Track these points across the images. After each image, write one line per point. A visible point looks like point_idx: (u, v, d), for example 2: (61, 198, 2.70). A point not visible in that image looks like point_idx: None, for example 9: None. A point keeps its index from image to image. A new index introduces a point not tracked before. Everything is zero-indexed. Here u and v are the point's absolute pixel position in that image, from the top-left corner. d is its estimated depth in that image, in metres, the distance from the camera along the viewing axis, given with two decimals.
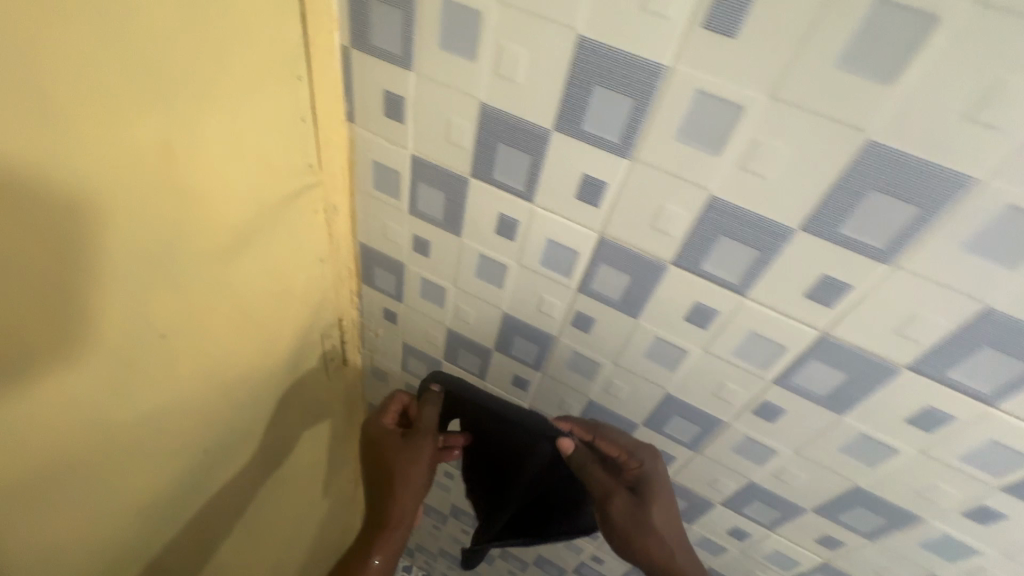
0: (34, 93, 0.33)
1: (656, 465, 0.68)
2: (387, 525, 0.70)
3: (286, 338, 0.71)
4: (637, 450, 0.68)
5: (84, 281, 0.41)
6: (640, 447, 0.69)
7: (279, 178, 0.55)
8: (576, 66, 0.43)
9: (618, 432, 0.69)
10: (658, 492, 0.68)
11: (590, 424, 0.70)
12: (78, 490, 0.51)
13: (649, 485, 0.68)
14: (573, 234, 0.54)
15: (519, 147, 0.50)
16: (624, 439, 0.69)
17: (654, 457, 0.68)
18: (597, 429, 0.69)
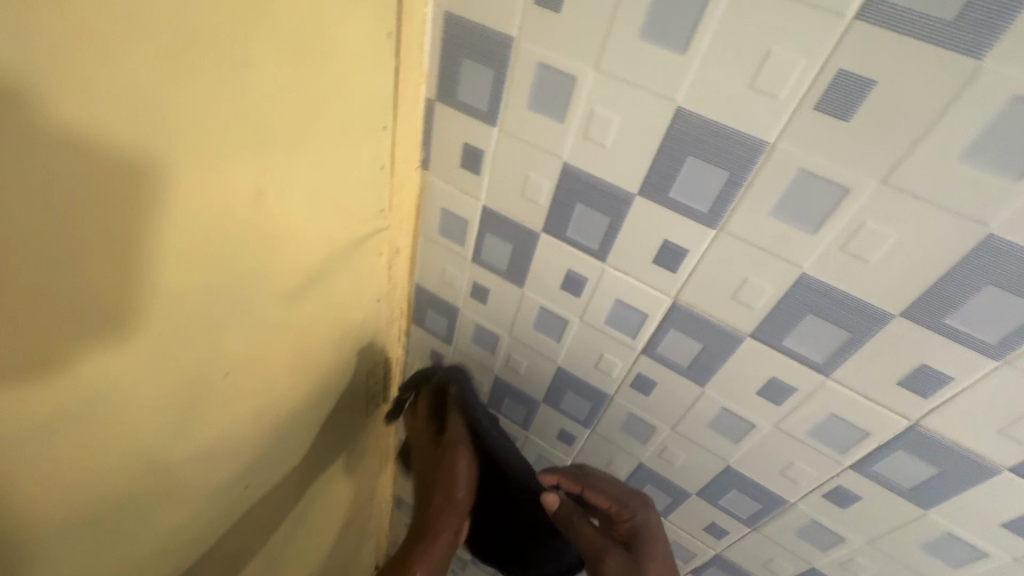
0: (150, 142, 0.34)
1: (652, 517, 0.64)
2: (426, 546, 0.61)
3: (334, 376, 0.70)
4: (627, 497, 0.65)
5: (164, 321, 0.42)
6: (630, 495, 0.65)
7: (352, 222, 0.55)
8: (670, 136, 0.43)
9: (607, 479, 0.68)
10: (657, 547, 0.61)
11: (575, 470, 0.69)
12: (124, 525, 0.50)
13: (644, 539, 0.62)
14: (644, 296, 0.53)
15: (598, 208, 0.50)
16: (615, 485, 0.67)
17: (646, 504, 0.65)
18: (585, 473, 0.68)
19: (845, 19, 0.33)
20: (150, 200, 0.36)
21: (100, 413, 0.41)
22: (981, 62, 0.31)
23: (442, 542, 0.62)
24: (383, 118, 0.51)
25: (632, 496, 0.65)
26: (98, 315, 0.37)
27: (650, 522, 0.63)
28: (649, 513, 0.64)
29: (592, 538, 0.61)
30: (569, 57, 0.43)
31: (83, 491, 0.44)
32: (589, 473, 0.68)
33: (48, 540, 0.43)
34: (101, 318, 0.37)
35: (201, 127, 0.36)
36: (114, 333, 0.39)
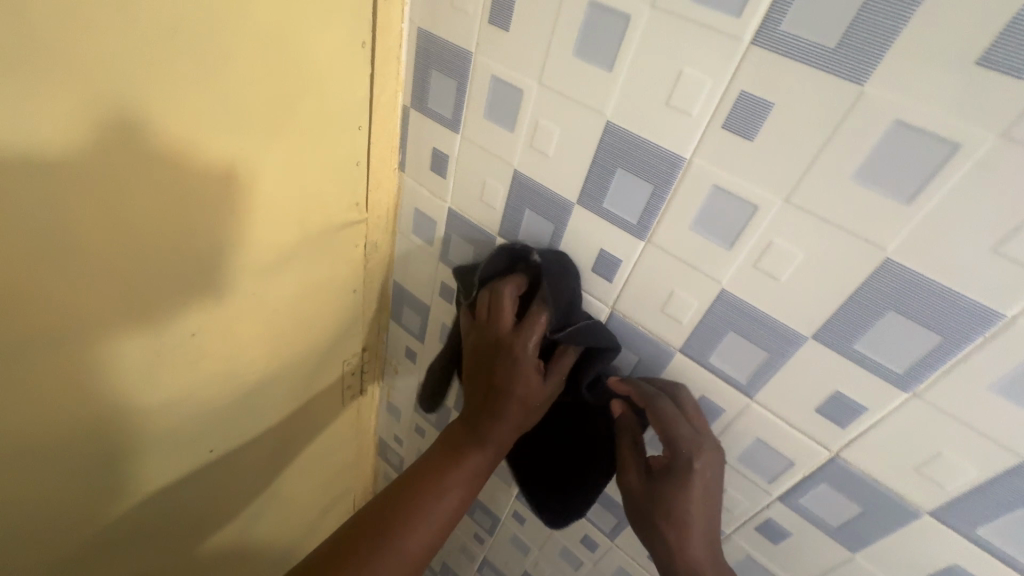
0: (132, 117, 0.39)
1: (711, 462, 0.46)
2: (445, 478, 0.51)
3: (308, 358, 0.74)
4: (679, 445, 0.46)
5: (131, 280, 0.47)
6: (704, 429, 0.49)
7: (327, 211, 0.60)
8: (603, 148, 0.45)
9: (694, 404, 0.50)
10: (696, 500, 0.46)
11: (647, 390, 0.50)
12: (84, 466, 0.55)
13: (670, 482, 0.47)
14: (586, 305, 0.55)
15: (544, 214, 0.53)
16: (690, 419, 0.48)
17: (701, 449, 0.46)
18: (664, 394, 0.50)
19: (743, 43, 0.35)
20: (120, 171, 0.41)
21: (66, 359, 0.46)
22: (863, 88, 0.33)
23: (476, 472, 0.52)
24: (359, 118, 0.56)
25: (704, 431, 0.48)
26: (66, 269, 0.42)
27: (693, 471, 0.46)
28: (716, 458, 0.47)
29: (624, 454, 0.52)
30: (517, 71, 0.47)
31: (46, 428, 0.49)
32: (678, 390, 0.50)
33: (9, 467, 0.48)
34: (68, 272, 0.42)
35: (174, 109, 0.41)
36: (81, 288, 0.44)
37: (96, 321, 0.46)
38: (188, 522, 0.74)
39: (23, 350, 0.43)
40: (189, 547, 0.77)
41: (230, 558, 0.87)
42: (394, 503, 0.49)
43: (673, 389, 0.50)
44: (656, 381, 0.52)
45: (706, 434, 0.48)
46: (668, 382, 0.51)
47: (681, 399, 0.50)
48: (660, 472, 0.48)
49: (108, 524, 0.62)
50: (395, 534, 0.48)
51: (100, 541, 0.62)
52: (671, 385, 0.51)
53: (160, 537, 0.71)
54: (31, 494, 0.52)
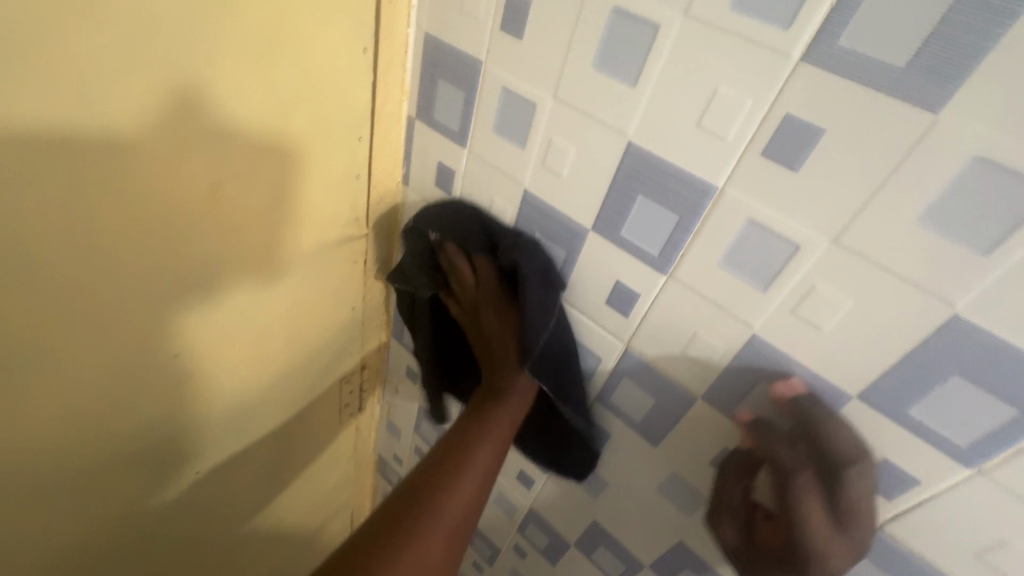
0: (103, 125, 0.35)
1: (839, 564, 0.38)
2: (472, 433, 0.49)
3: (304, 376, 0.71)
4: (799, 542, 0.38)
5: (95, 304, 0.42)
6: (856, 526, 0.37)
7: (324, 225, 0.56)
8: (623, 172, 0.41)
9: (863, 485, 0.37)
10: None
11: (788, 462, 0.39)
12: (52, 496, 0.51)
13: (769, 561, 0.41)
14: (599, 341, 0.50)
15: (555, 239, 0.48)
16: (835, 517, 0.37)
17: (829, 556, 0.37)
18: (814, 472, 0.38)
19: (792, 60, 0.30)
20: (78, 183, 0.36)
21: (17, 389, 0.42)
22: (938, 117, 0.27)
23: (505, 425, 0.51)
24: (359, 128, 0.52)
25: (850, 529, 0.37)
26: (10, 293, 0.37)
27: (803, 571, 0.38)
28: (846, 556, 0.38)
29: (727, 502, 0.44)
30: (530, 83, 0.43)
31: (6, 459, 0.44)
32: (848, 468, 0.36)
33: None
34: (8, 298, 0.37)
35: (149, 119, 0.37)
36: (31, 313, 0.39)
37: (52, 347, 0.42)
38: (171, 546, 0.70)
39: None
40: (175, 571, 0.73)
41: None
42: (419, 484, 0.46)
43: (841, 464, 0.37)
44: (824, 445, 0.37)
45: (847, 535, 0.37)
46: (840, 451, 0.37)
47: (841, 482, 0.37)
48: (764, 550, 0.41)
49: (83, 554, 0.58)
50: (425, 503, 0.45)
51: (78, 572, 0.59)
52: (839, 455, 0.37)
53: (144, 563, 0.67)
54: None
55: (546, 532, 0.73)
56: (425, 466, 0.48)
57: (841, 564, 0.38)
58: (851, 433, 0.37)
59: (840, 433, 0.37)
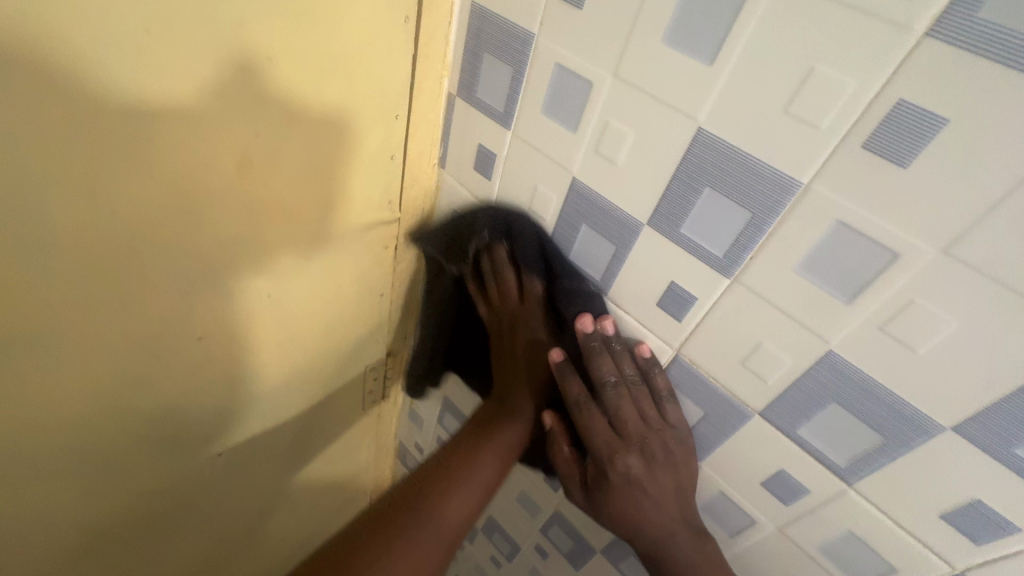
0: (121, 90, 0.33)
1: (633, 465, 0.46)
2: (455, 474, 0.51)
3: (329, 362, 0.69)
4: (598, 454, 0.47)
5: (105, 275, 0.40)
6: (635, 431, 0.46)
7: (355, 208, 0.54)
8: (688, 161, 0.36)
9: (622, 398, 0.46)
10: (630, 507, 0.46)
11: (580, 395, 0.47)
12: (65, 472, 0.49)
13: (600, 492, 0.48)
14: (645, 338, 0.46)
15: (604, 233, 0.44)
16: (612, 423, 0.46)
17: (620, 455, 0.46)
18: (587, 396, 0.47)
19: (915, 34, 0.26)
20: (97, 152, 0.34)
21: (21, 360, 0.39)
22: None
23: (507, 447, 0.53)
24: (396, 105, 0.49)
25: (631, 433, 0.46)
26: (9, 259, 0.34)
27: (614, 481, 0.46)
28: (648, 464, 0.46)
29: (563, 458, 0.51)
30: (587, 59, 0.38)
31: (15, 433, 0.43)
32: (605, 388, 0.46)
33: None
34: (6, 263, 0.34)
35: (170, 79, 0.34)
36: (33, 281, 0.36)
37: (60, 319, 0.39)
38: (188, 525, 0.69)
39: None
40: (198, 547, 0.73)
41: (240, 555, 0.84)
42: (424, 479, 0.51)
43: (601, 386, 0.46)
44: (593, 373, 0.46)
45: (630, 438, 0.46)
46: (602, 375, 0.46)
47: (605, 398, 0.46)
48: (590, 482, 0.49)
49: (96, 529, 0.57)
50: (424, 510, 0.48)
51: (101, 543, 0.59)
52: (602, 378, 0.46)
53: (167, 538, 0.67)
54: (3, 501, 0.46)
55: (570, 536, 0.70)
56: (432, 464, 0.52)
57: (635, 467, 0.46)
58: (625, 363, 0.46)
59: (654, 379, 0.46)
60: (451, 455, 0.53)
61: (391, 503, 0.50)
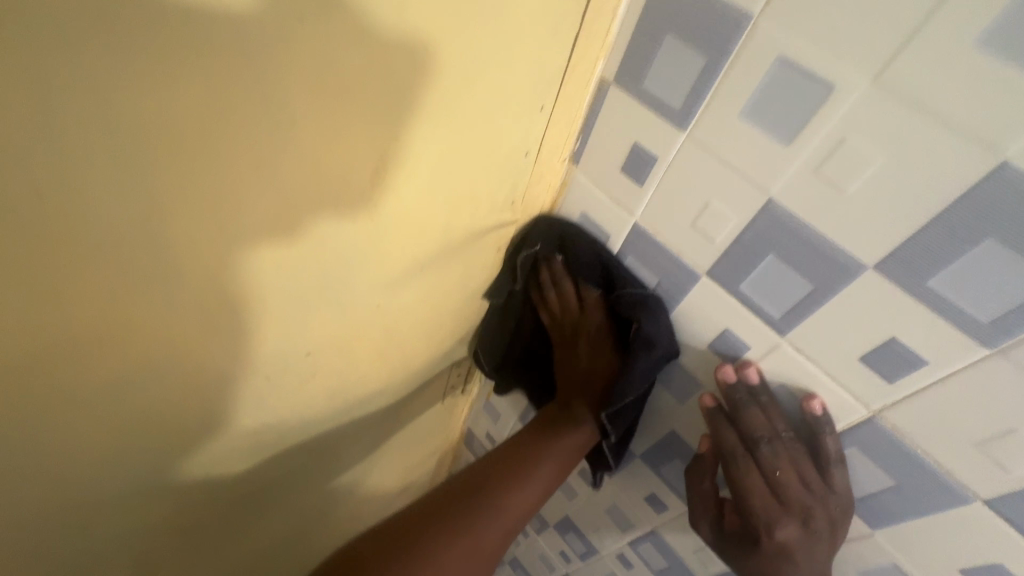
0: (260, 82, 0.27)
1: (792, 537, 0.42)
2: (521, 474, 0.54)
3: (422, 367, 0.63)
4: (749, 514, 0.44)
5: (216, 293, 0.35)
6: (793, 498, 0.42)
7: (477, 211, 0.46)
8: (968, 201, 0.28)
9: (779, 459, 0.42)
10: (779, 573, 0.43)
11: (728, 446, 0.44)
12: (166, 485, 0.46)
13: (744, 546, 0.45)
14: (819, 393, 0.40)
15: (800, 269, 0.36)
16: (769, 484, 0.43)
17: (778, 524, 0.42)
18: (742, 450, 0.44)
19: None
20: (228, 153, 0.28)
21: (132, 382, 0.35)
22: None
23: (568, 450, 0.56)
24: (542, 95, 0.41)
25: (790, 500, 0.42)
26: (114, 279, 0.29)
27: (766, 546, 0.43)
28: (812, 538, 0.41)
29: (701, 496, 0.49)
30: (831, 56, 0.30)
31: (118, 452, 0.39)
32: (758, 446, 0.42)
33: (78, 490, 0.40)
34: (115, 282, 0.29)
35: (315, 71, 0.28)
36: (138, 299, 0.31)
37: (165, 339, 0.35)
38: (273, 521, 0.67)
39: (53, 373, 0.31)
40: (280, 536, 0.72)
41: (314, 541, 0.83)
42: (483, 479, 0.53)
43: (753, 444, 0.43)
44: (741, 428, 0.43)
45: (789, 505, 0.42)
46: (753, 432, 0.42)
47: (761, 456, 0.43)
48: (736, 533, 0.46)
49: (190, 534, 0.55)
50: (476, 517, 0.50)
51: (195, 546, 0.57)
52: (754, 434, 0.42)
53: (252, 535, 0.65)
54: (104, 516, 0.44)
55: (666, 556, 0.66)
56: (475, 473, 0.54)
57: (792, 536, 0.42)
58: (780, 418, 0.42)
59: (822, 441, 0.40)
60: (508, 459, 0.55)
61: (447, 495, 0.52)
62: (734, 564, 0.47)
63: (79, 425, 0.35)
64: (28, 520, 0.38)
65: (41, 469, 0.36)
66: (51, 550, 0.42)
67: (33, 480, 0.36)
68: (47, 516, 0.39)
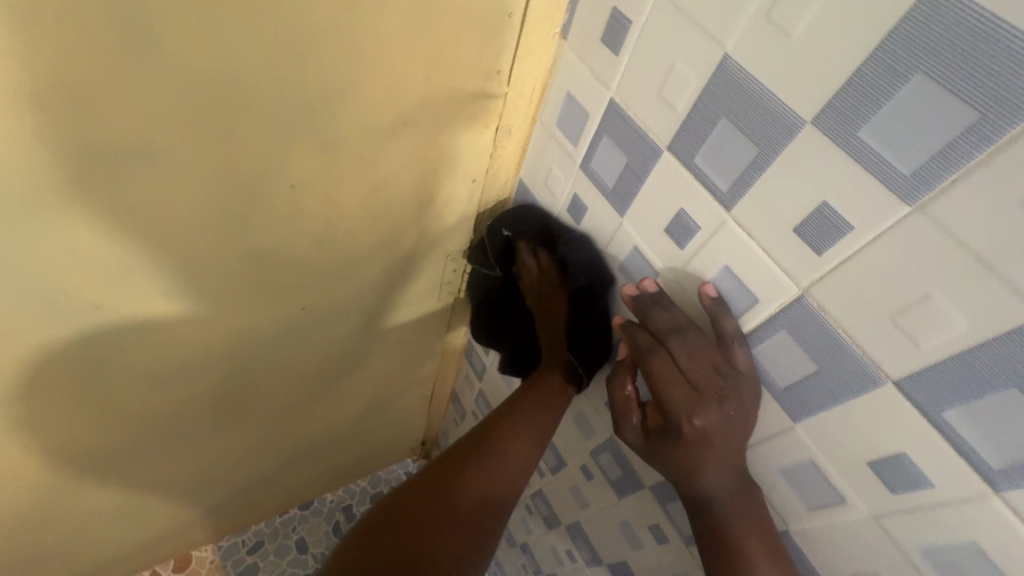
0: None
1: (708, 421, 0.43)
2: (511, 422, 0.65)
3: (412, 246, 0.67)
4: (668, 405, 0.45)
5: (197, 92, 0.39)
6: (704, 382, 0.43)
7: (460, 72, 0.49)
8: (902, 32, 0.27)
9: (689, 346, 0.44)
10: (698, 460, 0.44)
11: (644, 344, 0.46)
12: (165, 287, 0.53)
13: (666, 440, 0.46)
14: (710, 279, 0.43)
15: (747, 132, 0.36)
16: (682, 375, 0.44)
17: (696, 409, 0.43)
18: (656, 345, 0.45)
19: None
20: None
21: (130, 165, 0.41)
22: None
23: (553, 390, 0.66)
24: None
25: (703, 384, 0.43)
26: (107, 48, 0.34)
27: (685, 435, 0.44)
28: (725, 418, 0.42)
29: (626, 401, 0.50)
30: None
31: (119, 236, 0.46)
32: (670, 336, 0.45)
33: (88, 265, 0.47)
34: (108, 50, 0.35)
35: None
36: (127, 78, 0.37)
37: (153, 128, 0.40)
38: (269, 366, 0.75)
39: (52, 131, 0.37)
40: (277, 386, 0.80)
41: (311, 406, 0.91)
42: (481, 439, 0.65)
43: (665, 336, 0.45)
44: (653, 323, 0.46)
45: (703, 390, 0.43)
46: (661, 326, 0.45)
47: (673, 347, 0.44)
48: (659, 429, 0.47)
49: (191, 346, 0.63)
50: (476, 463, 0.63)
51: (196, 358, 0.65)
52: (663, 328, 0.45)
53: (249, 372, 0.73)
54: (110, 297, 0.51)
55: (621, 465, 0.68)
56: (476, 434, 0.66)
57: (708, 421, 0.43)
58: (682, 311, 0.45)
59: (722, 322, 0.42)
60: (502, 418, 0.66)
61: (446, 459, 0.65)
62: (663, 464, 0.47)
63: (82, 195, 0.42)
64: (44, 275, 0.46)
65: (57, 230, 0.43)
66: (67, 313, 0.50)
67: (47, 238, 0.43)
68: (58, 279, 0.47)
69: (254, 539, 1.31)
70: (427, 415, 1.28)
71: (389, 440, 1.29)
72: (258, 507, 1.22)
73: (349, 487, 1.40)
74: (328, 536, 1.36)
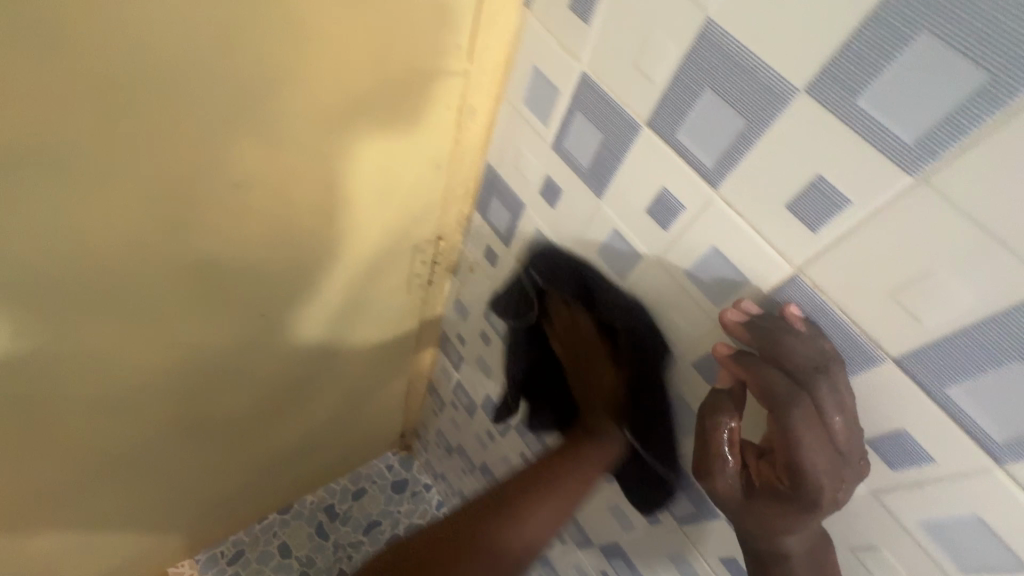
0: None
1: (844, 490, 0.36)
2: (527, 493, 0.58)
3: (376, 240, 0.62)
4: (808, 472, 0.35)
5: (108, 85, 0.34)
6: (854, 445, 0.35)
7: (416, 50, 0.44)
8: None
9: (841, 400, 0.34)
10: (803, 524, 0.39)
11: (780, 388, 0.36)
12: (100, 306, 0.48)
13: (775, 503, 0.38)
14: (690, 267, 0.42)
15: (734, 103, 0.33)
16: (833, 437, 0.35)
17: (844, 481, 0.36)
18: (800, 392, 0.35)
19: None
20: None
21: (42, 172, 0.36)
22: None
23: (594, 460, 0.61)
24: None
25: (850, 451, 0.35)
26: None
27: (815, 506, 0.37)
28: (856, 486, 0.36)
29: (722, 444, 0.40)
30: None
31: (35, 252, 0.40)
32: (817, 381, 0.35)
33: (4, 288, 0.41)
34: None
35: None
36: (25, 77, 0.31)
37: (59, 128, 0.34)
38: (231, 379, 0.70)
39: None
40: (239, 397, 0.75)
41: (281, 414, 0.86)
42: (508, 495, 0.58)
43: (809, 380, 0.35)
44: (791, 361, 0.35)
45: (849, 458, 0.35)
46: (806, 365, 0.35)
47: (820, 399, 0.35)
48: (767, 487, 0.39)
49: (139, 365, 0.57)
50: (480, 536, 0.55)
51: (146, 379, 0.60)
52: (806, 368, 0.35)
53: (208, 386, 0.68)
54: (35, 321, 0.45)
55: None
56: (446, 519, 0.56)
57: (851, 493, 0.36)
58: (824, 344, 0.35)
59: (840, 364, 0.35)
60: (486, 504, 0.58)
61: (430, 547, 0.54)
62: (759, 523, 0.40)
63: None
64: None
65: None
66: None
67: None
68: None
69: (233, 549, 1.26)
70: (405, 411, 1.24)
71: (364, 439, 1.25)
72: (236, 517, 1.17)
73: (329, 486, 1.37)
74: (311, 539, 1.32)
